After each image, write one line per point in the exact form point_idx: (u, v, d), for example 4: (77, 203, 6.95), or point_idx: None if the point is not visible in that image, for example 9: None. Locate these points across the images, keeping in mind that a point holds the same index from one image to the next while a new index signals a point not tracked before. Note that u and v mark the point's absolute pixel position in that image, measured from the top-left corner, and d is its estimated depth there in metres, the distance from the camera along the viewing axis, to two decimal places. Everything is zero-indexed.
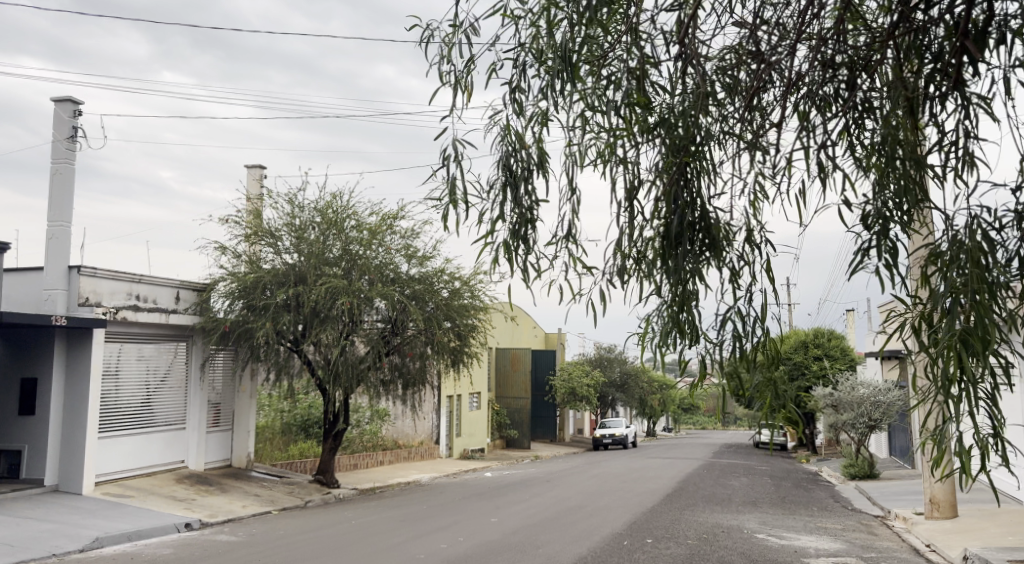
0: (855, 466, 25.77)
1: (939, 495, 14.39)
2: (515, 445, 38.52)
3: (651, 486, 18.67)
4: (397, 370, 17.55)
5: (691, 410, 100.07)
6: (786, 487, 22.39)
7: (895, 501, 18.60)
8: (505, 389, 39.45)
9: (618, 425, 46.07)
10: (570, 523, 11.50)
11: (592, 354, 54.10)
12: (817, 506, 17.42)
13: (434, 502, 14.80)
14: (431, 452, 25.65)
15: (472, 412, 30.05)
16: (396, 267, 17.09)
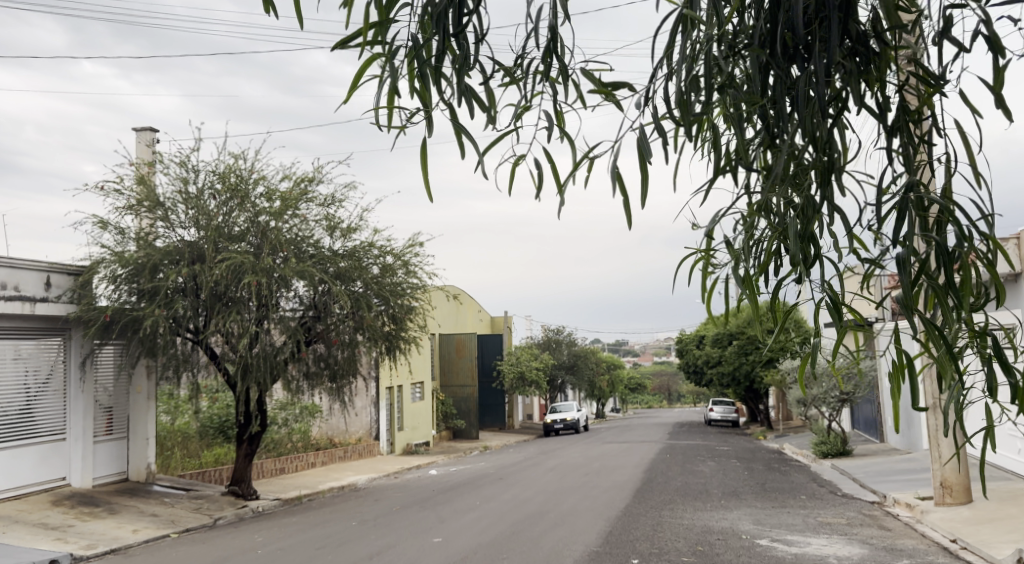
0: (826, 443, 24.23)
1: (951, 478, 12.84)
2: (463, 436, 36.35)
3: (619, 479, 16.52)
4: (321, 363, 14.96)
5: (640, 391, 99.19)
6: (761, 471, 20.47)
7: (888, 482, 16.76)
8: (451, 376, 37.16)
9: (569, 409, 44.12)
10: (533, 538, 9.19)
11: (540, 336, 52.09)
12: (806, 494, 15.41)
13: (373, 508, 12.44)
14: (369, 448, 23.20)
15: (415, 404, 27.66)
16: (316, 241, 14.50)
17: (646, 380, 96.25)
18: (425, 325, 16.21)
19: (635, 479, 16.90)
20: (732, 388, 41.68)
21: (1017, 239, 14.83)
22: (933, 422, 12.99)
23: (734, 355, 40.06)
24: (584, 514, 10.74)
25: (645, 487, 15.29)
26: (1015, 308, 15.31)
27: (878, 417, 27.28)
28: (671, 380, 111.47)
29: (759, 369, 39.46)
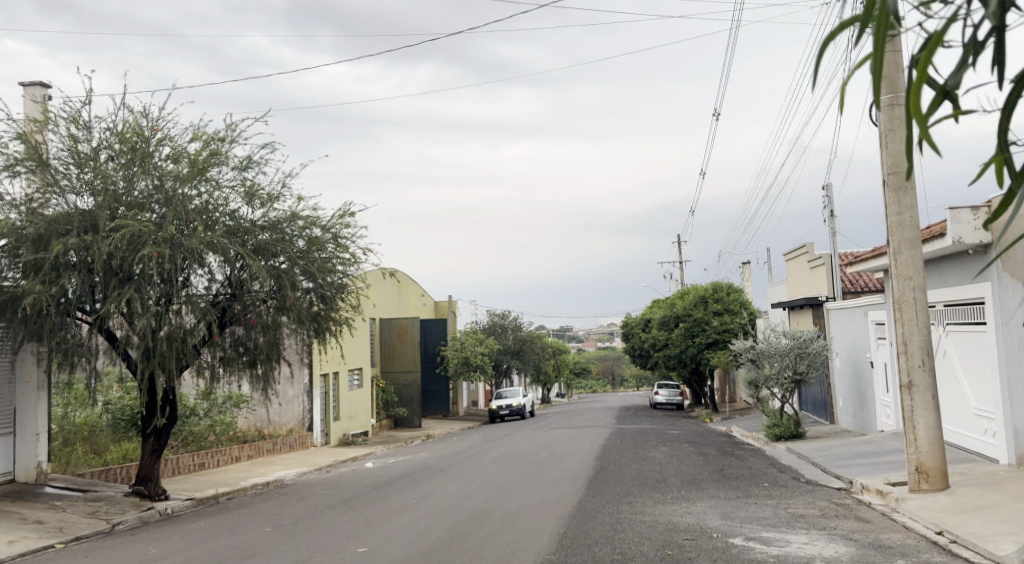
0: (779, 426, 23.34)
1: (928, 462, 11.93)
2: (404, 424, 34.87)
3: (569, 470, 15.26)
4: (237, 346, 13.34)
5: (584, 377, 98.62)
6: (716, 456, 19.46)
7: (852, 466, 15.83)
8: (392, 363, 35.59)
9: (515, 395, 42.95)
10: (474, 546, 7.84)
11: (485, 321, 50.70)
12: (769, 482, 14.38)
13: (294, 509, 10.95)
14: (301, 440, 21.64)
15: (353, 392, 26.11)
16: (231, 210, 12.85)
17: (590, 365, 95.72)
18: (357, 305, 14.65)
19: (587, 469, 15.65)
20: (678, 371, 40.92)
21: (988, 206, 14.13)
22: (908, 401, 12.04)
23: (680, 337, 39.25)
24: (536, 512, 9.44)
25: (598, 478, 14.06)
26: (986, 280, 14.51)
27: (827, 398, 26.57)
28: (615, 364, 111.25)
29: (705, 351, 38.74)
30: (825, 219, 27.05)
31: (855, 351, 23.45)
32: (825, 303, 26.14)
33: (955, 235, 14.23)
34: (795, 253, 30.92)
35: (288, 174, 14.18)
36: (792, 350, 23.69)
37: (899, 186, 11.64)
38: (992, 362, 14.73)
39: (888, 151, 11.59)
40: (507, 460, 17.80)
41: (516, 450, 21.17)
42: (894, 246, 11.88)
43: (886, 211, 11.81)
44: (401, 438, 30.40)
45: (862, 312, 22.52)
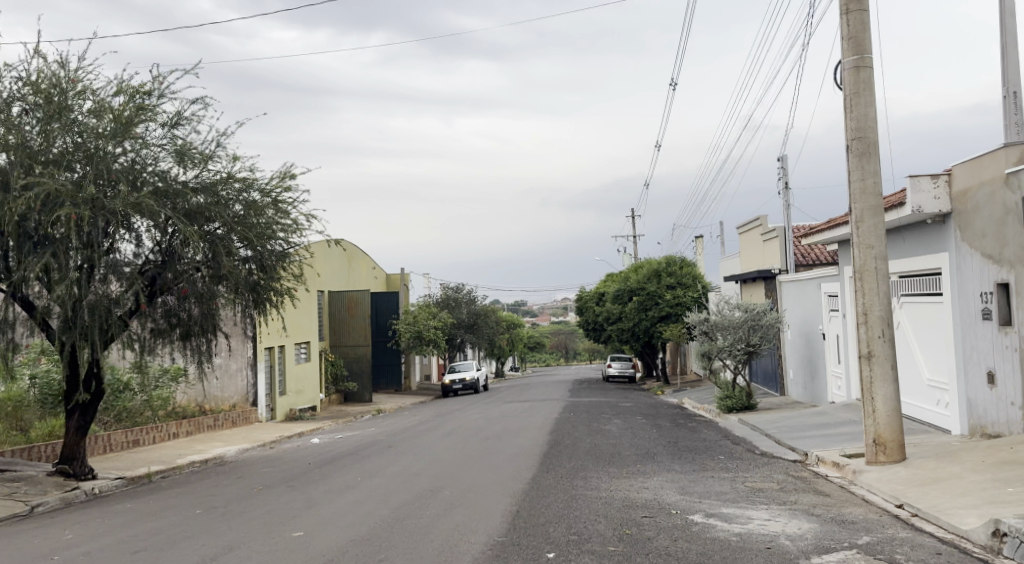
0: (731, 398, 23.24)
1: (885, 434, 11.76)
2: (354, 399, 34.32)
3: (521, 444, 14.86)
4: (170, 317, 12.69)
5: (538, 350, 98.57)
6: (669, 429, 19.25)
7: (805, 438, 15.69)
8: (342, 336, 34.95)
9: (468, 368, 42.51)
10: (420, 528, 7.34)
11: (439, 294, 50.05)
12: (724, 454, 14.14)
13: (229, 488, 10.34)
14: (243, 415, 20.98)
15: (301, 366, 25.59)
16: (160, 171, 12.07)
17: (544, 339, 95.62)
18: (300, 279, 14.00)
19: (538, 443, 15.32)
20: (631, 344, 40.83)
21: (948, 176, 14.04)
22: (867, 372, 11.83)
23: (634, 310, 39.10)
24: (486, 490, 8.99)
25: (551, 452, 13.70)
26: (944, 251, 14.39)
27: (778, 371, 26.56)
28: (569, 337, 111.38)
29: (659, 324, 38.67)
30: (780, 192, 26.92)
31: (807, 324, 23.37)
32: (778, 275, 26.03)
33: (914, 203, 14.09)
34: (748, 226, 30.78)
35: (221, 132, 13.22)
36: (745, 322, 23.56)
37: (862, 152, 11.54)
38: (946, 333, 14.62)
39: (852, 116, 11.56)
40: (455, 436, 17.43)
41: (467, 424, 20.74)
42: (857, 214, 11.68)
43: (850, 177, 11.66)
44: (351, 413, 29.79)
45: (814, 285, 22.40)
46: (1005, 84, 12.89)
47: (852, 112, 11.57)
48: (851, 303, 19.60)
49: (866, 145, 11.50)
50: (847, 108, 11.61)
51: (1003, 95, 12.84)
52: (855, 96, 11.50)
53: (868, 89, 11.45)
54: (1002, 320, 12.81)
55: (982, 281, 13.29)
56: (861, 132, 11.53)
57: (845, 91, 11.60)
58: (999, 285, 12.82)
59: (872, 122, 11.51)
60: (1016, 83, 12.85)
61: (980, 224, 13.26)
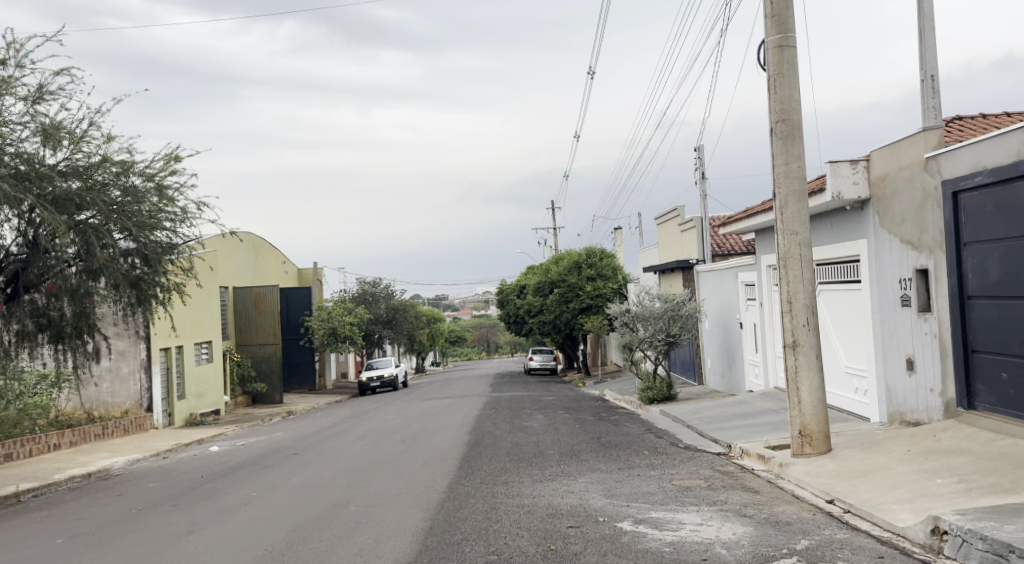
0: (652, 389, 22.96)
1: (811, 426, 11.50)
2: (265, 400, 33.84)
3: (435, 447, 14.19)
4: (38, 317, 11.70)
5: (460, 344, 97.74)
6: (589, 423, 18.84)
7: (728, 428, 15.42)
8: (250, 335, 34.83)
9: (386, 365, 41.62)
10: (317, 554, 6.62)
11: (355, 289, 48.90)
12: (648, 449, 13.73)
13: (107, 508, 9.37)
14: (136, 418, 23.08)
15: (196, 368, 27.60)
16: (21, 150, 10.87)
17: (466, 334, 94.84)
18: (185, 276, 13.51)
19: (455, 444, 14.70)
20: (552, 336, 40.51)
21: (867, 162, 13.95)
22: (793, 361, 11.58)
23: (554, 303, 38.83)
24: (395, 501, 8.37)
25: (468, 453, 13.14)
26: (862, 238, 14.26)
27: (697, 360, 26.46)
28: (491, 331, 110.86)
29: (579, 317, 38.42)
30: (697, 181, 26.81)
31: (725, 313, 23.26)
32: (696, 265, 25.91)
33: (835, 188, 13.95)
34: (666, 216, 30.68)
35: (94, 111, 13.03)
36: (665, 313, 23.36)
37: (786, 134, 11.65)
38: (865, 321, 14.48)
39: (776, 97, 11.70)
40: (369, 439, 16.66)
41: (381, 425, 20.00)
42: (781, 199, 11.64)
43: (775, 161, 11.71)
44: (255, 415, 29.75)
45: (731, 274, 22.27)
46: (922, 68, 12.76)
47: (777, 94, 11.71)
48: (767, 291, 19.49)
49: (790, 127, 11.65)
50: (772, 89, 11.74)
51: (922, 79, 12.70)
52: (779, 77, 11.67)
53: (791, 70, 11.66)
54: (921, 306, 12.62)
55: (901, 267, 13.12)
56: (786, 114, 11.67)
57: (769, 72, 11.75)
58: (918, 271, 12.65)
59: (796, 104, 11.67)
60: (933, 67, 12.73)
61: (899, 210, 13.12)
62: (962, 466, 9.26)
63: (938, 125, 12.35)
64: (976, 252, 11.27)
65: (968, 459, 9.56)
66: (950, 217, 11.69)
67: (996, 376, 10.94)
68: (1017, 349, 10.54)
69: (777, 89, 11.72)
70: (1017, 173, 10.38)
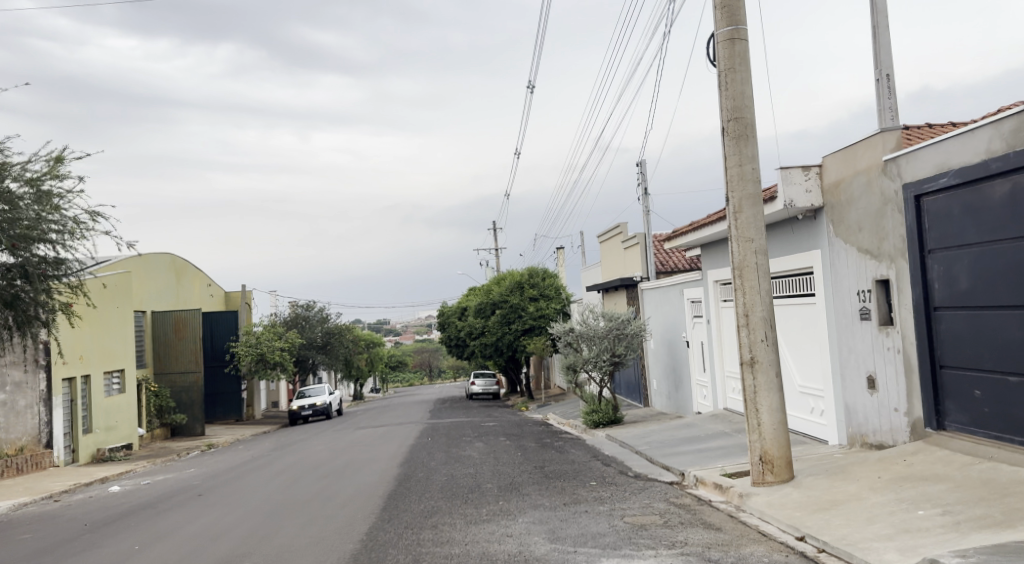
0: (596, 413, 21.87)
1: (772, 451, 10.58)
2: (185, 432, 32.63)
3: (359, 491, 12.89)
4: None
5: (400, 368, 95.82)
6: (530, 450, 17.70)
7: (679, 453, 14.40)
8: (170, 361, 33.57)
9: (319, 393, 39.87)
10: None
11: (288, 313, 47.10)
12: (594, 480, 12.66)
13: None
14: (31, 459, 22.71)
15: (104, 399, 27.02)
16: None
17: (406, 358, 92.95)
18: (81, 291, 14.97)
19: (381, 488, 13.43)
20: (494, 359, 39.33)
21: (819, 168, 13.14)
22: (751, 380, 10.70)
23: (496, 324, 37.64)
24: (300, 555, 7.16)
25: (392, 499, 11.89)
26: (815, 249, 13.38)
27: (642, 381, 25.51)
28: (433, 354, 109.09)
29: (521, 338, 37.26)
30: (639, 197, 26.00)
31: (671, 331, 22.35)
32: (640, 283, 25.01)
33: (787, 195, 13.08)
34: (608, 233, 29.80)
35: None
36: (610, 332, 22.38)
37: (739, 134, 11.00)
38: (816, 337, 13.60)
39: (727, 94, 11.06)
40: (288, 484, 15.26)
41: (304, 464, 18.60)
42: (735, 204, 10.95)
43: (727, 163, 11.04)
44: (171, 450, 28.92)
45: (677, 291, 21.39)
46: (877, 67, 11.96)
47: (728, 90, 11.07)
48: (715, 308, 18.63)
49: (743, 127, 11.00)
50: (723, 85, 11.10)
51: (877, 78, 11.92)
52: (731, 71, 11.04)
53: (743, 64, 11.04)
54: (881, 320, 11.75)
55: (859, 279, 12.23)
56: (738, 113, 11.02)
57: (719, 66, 11.11)
58: (878, 282, 11.77)
59: (749, 102, 11.03)
60: (888, 66, 11.93)
61: (855, 217, 12.30)
62: (944, 496, 8.37)
63: (896, 126, 11.58)
64: (943, 260, 10.47)
65: (947, 486, 8.67)
66: (912, 223, 10.89)
67: (968, 394, 10.11)
68: (990, 364, 9.76)
69: (728, 85, 11.09)
70: (987, 174, 9.65)
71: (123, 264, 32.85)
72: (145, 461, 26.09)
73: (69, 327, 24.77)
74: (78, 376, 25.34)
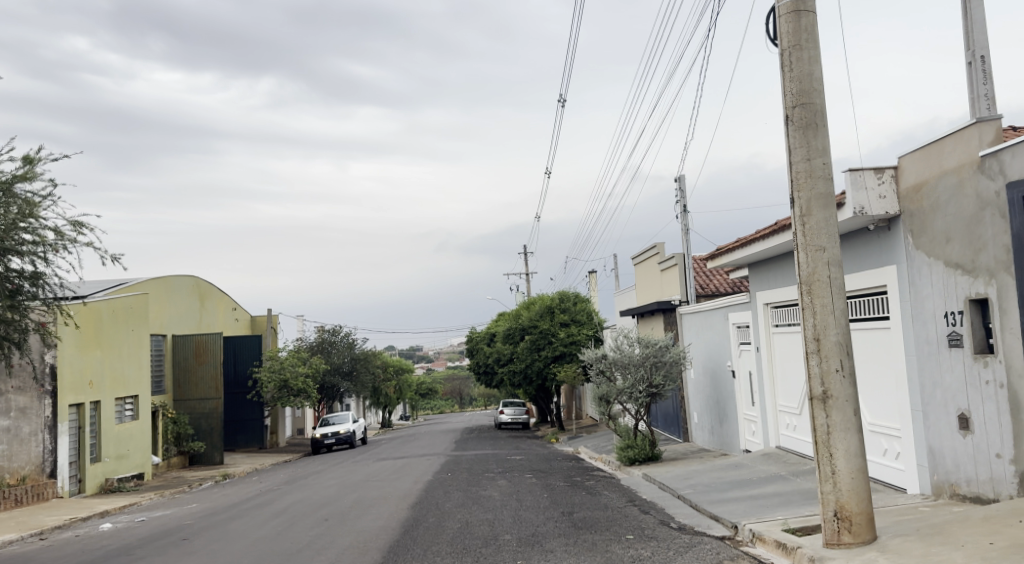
0: (633, 449, 19.95)
1: (850, 505, 8.75)
2: (202, 461, 31.08)
3: (358, 547, 11.11)
4: None
5: (430, 397, 94.12)
6: (560, 491, 15.86)
7: (732, 499, 12.51)
8: (189, 387, 32.22)
9: (342, 421, 38.21)
10: None
11: (314, 338, 45.73)
12: (633, 533, 10.81)
13: None
14: (32, 490, 21.27)
15: (116, 427, 25.63)
16: None
17: (436, 385, 91.30)
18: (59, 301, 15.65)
19: (378, 543, 11.60)
20: (523, 387, 37.52)
21: (894, 171, 11.27)
22: (822, 419, 8.90)
23: (525, 351, 35.80)
24: None
25: (387, 560, 10.08)
26: (889, 265, 11.51)
27: (680, 414, 23.60)
28: (464, 383, 107.55)
29: (552, 366, 35.38)
30: (679, 215, 24.18)
31: (713, 360, 20.46)
32: (678, 308, 23.15)
33: (856, 200, 11.19)
34: (644, 255, 28.00)
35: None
36: (647, 359, 20.52)
37: (807, 122, 9.23)
38: (890, 368, 11.71)
39: (791, 77, 9.30)
40: (282, 532, 13.53)
41: (306, 505, 16.84)
42: (803, 206, 9.14)
43: (792, 158, 9.26)
44: (185, 480, 27.40)
45: (721, 315, 19.53)
46: (969, 47, 10.08)
47: (792, 72, 9.31)
48: (765, 333, 16.74)
49: (810, 114, 9.23)
50: (786, 66, 9.34)
51: (969, 61, 10.04)
52: (796, 49, 9.27)
53: (811, 40, 9.26)
54: (975, 347, 9.82)
55: (945, 298, 10.36)
56: (805, 97, 9.25)
57: (782, 43, 9.35)
58: (971, 302, 9.88)
59: (818, 84, 9.26)
60: (983, 46, 10.04)
61: (939, 226, 10.42)
62: None
63: (995, 116, 9.66)
64: None
65: None
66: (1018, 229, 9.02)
67: None
68: None
69: (794, 64, 9.33)
70: None
71: (142, 286, 31.64)
72: (154, 493, 24.55)
73: (77, 352, 23.45)
74: (87, 402, 23.94)
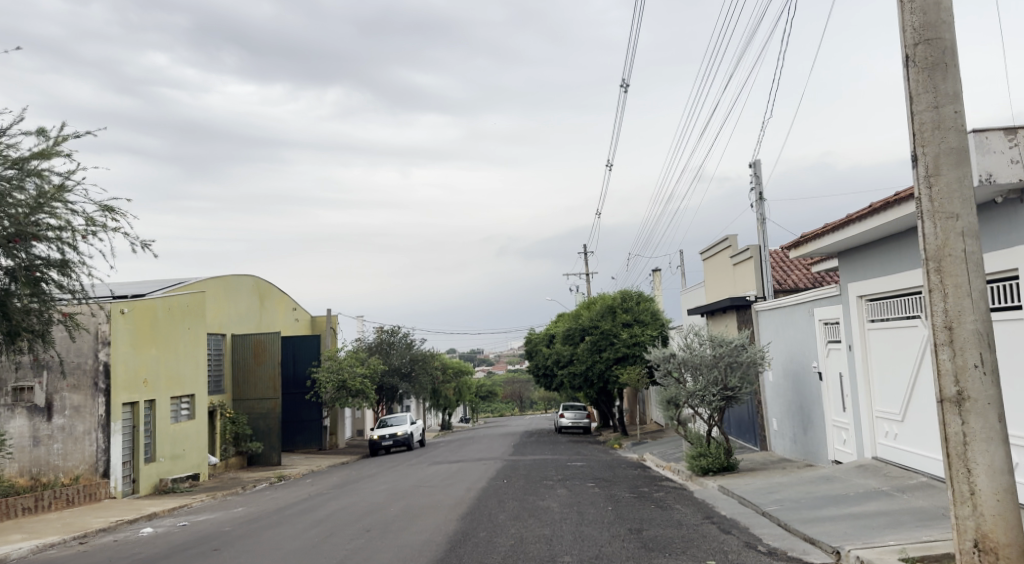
0: (705, 457, 18.24)
1: (995, 532, 7.05)
2: (260, 462, 30.19)
3: None
4: None
5: (490, 400, 92.98)
6: (632, 503, 14.27)
7: (834, 517, 10.81)
8: (248, 388, 31.40)
9: (400, 423, 37.05)
10: None
11: (372, 338, 44.81)
12: (715, 558, 9.22)
13: None
14: (84, 491, 20.39)
15: (171, 426, 24.76)
16: None
17: (495, 388, 90.14)
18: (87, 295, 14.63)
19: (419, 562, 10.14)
20: (585, 390, 35.90)
21: None
22: (957, 425, 7.19)
23: (586, 352, 34.17)
24: None
25: None
26: None
27: (756, 420, 21.78)
28: (524, 386, 106.34)
29: (615, 367, 33.68)
30: (754, 204, 22.31)
31: (795, 361, 18.62)
32: (754, 305, 21.32)
33: (982, 165, 9.35)
34: (715, 249, 26.15)
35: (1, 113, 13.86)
36: (720, 360, 18.76)
37: (932, 63, 7.53)
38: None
39: (913, 8, 7.61)
40: (321, 544, 12.24)
41: (352, 513, 15.53)
42: (929, 163, 7.45)
43: (914, 106, 7.57)
44: (241, 481, 26.49)
45: (804, 311, 17.67)
46: None
47: (914, 2, 7.62)
48: (857, 330, 14.90)
49: (937, 52, 7.52)
50: None
51: None
52: None
53: None
54: None
55: None
56: (930, 32, 7.55)
57: None
58: None
59: (946, 16, 7.56)
60: None
61: None
62: None
63: None
64: None
65: None
66: None
67: None
68: None
69: None
70: None
71: (203, 284, 30.81)
72: (207, 495, 23.62)
73: (131, 348, 22.53)
74: (141, 401, 23.11)
